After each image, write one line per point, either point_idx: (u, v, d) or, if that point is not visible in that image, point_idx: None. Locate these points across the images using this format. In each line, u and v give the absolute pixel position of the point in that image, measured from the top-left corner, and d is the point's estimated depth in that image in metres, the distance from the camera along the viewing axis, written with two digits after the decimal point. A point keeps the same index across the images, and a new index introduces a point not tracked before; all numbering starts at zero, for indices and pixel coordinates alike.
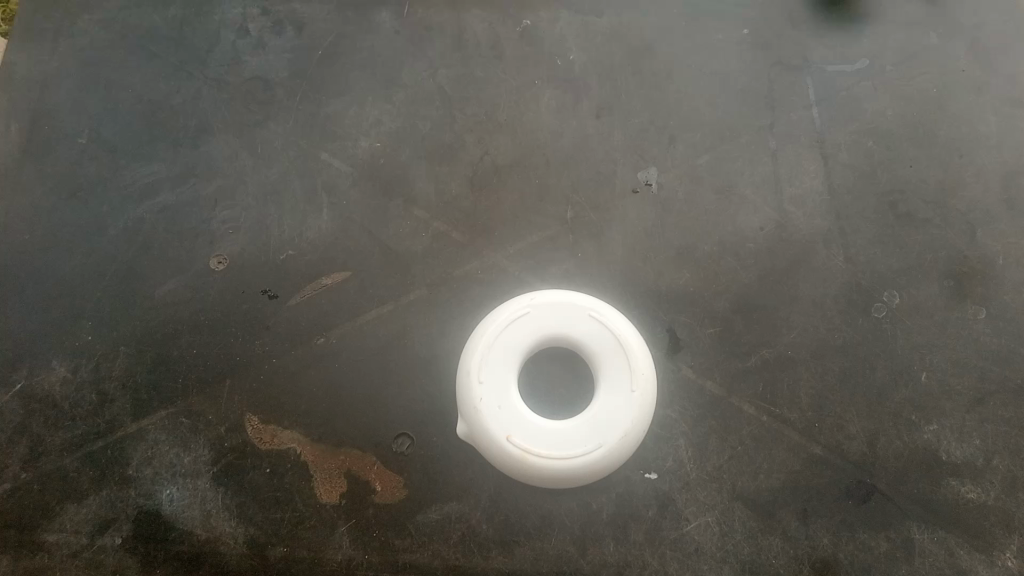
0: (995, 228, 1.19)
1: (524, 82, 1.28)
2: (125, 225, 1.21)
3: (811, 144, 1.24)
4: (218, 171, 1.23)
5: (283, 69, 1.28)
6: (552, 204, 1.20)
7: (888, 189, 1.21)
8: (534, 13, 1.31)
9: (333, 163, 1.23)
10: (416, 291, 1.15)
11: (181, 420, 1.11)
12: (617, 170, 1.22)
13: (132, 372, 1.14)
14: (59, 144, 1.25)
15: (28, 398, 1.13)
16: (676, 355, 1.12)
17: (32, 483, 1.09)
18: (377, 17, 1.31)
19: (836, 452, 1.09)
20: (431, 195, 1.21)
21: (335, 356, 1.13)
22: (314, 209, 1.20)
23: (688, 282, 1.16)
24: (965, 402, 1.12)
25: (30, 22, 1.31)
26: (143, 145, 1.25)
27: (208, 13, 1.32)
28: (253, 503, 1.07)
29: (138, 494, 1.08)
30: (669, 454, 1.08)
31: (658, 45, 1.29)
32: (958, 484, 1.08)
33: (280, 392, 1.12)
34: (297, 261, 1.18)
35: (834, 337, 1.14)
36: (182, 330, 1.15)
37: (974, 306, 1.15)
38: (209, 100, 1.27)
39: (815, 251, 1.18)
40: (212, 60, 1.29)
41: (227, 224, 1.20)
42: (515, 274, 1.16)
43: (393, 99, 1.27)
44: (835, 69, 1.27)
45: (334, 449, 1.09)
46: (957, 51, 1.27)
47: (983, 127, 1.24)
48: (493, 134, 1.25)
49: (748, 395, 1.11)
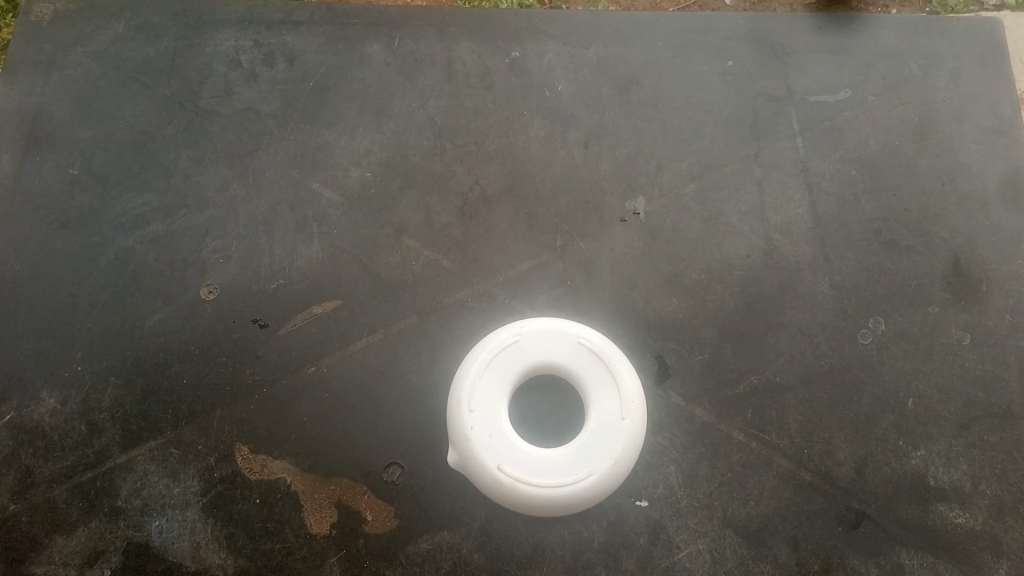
0: (978, 254, 1.20)
1: (514, 112, 1.29)
2: (117, 255, 1.21)
3: (796, 172, 1.25)
4: (210, 201, 1.24)
5: (275, 101, 1.30)
6: (541, 232, 1.21)
7: (872, 216, 1.23)
8: (522, 44, 1.33)
9: (324, 193, 1.24)
10: (407, 320, 1.16)
11: (171, 450, 1.11)
12: (605, 199, 1.23)
13: (121, 402, 1.14)
14: (50, 175, 1.25)
15: (17, 430, 1.12)
16: (665, 382, 1.13)
17: (20, 516, 1.08)
18: (368, 48, 1.33)
19: (826, 478, 1.09)
20: (422, 224, 1.22)
21: (327, 384, 1.13)
22: (304, 239, 1.21)
23: (676, 310, 1.17)
24: (952, 428, 1.12)
25: (24, 54, 1.32)
26: (135, 175, 1.26)
27: (200, 44, 1.33)
28: (243, 534, 1.07)
29: (128, 526, 1.08)
30: (659, 481, 1.08)
31: (645, 76, 1.31)
32: (946, 509, 1.08)
33: (271, 421, 1.12)
34: (288, 290, 1.18)
35: (822, 363, 1.15)
36: (173, 360, 1.15)
37: (960, 332, 1.16)
38: (202, 131, 1.28)
39: (801, 278, 1.19)
40: (205, 91, 1.31)
41: (218, 254, 1.21)
42: (505, 301, 1.17)
43: (383, 129, 1.28)
44: (819, 99, 1.29)
45: (324, 479, 1.09)
46: (938, 82, 1.30)
47: (966, 155, 1.26)
48: (483, 163, 1.26)
49: (737, 421, 1.11)
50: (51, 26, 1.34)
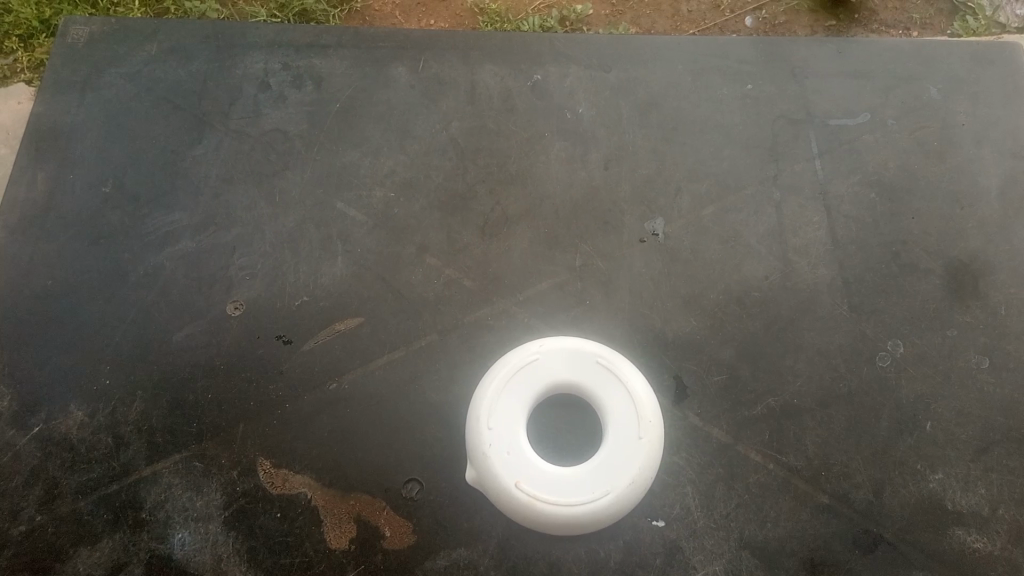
0: (997, 278, 1.20)
1: (535, 134, 1.31)
2: (146, 271, 1.24)
3: (815, 194, 1.26)
4: (237, 220, 1.27)
5: (301, 122, 1.33)
6: (560, 253, 1.23)
7: (891, 239, 1.23)
8: (544, 67, 1.35)
9: (348, 212, 1.27)
10: (427, 338, 1.18)
11: (195, 463, 1.13)
12: (624, 220, 1.24)
13: (148, 416, 1.16)
14: (82, 193, 1.29)
15: (45, 441, 1.15)
16: (682, 402, 1.13)
17: (48, 526, 1.11)
18: (393, 71, 1.36)
19: (843, 501, 1.09)
20: (443, 244, 1.24)
21: (348, 400, 1.15)
22: (328, 256, 1.24)
23: (694, 331, 1.18)
24: (971, 452, 1.12)
25: (60, 76, 1.36)
26: (164, 193, 1.29)
27: (230, 67, 1.37)
28: (264, 547, 1.08)
29: (152, 538, 1.10)
30: (676, 501, 1.09)
31: (664, 99, 1.33)
32: (965, 535, 1.08)
33: (293, 436, 1.14)
34: (311, 307, 1.21)
35: (840, 385, 1.15)
36: (198, 374, 1.18)
37: (979, 355, 1.16)
38: (230, 151, 1.31)
39: (819, 300, 1.20)
40: (233, 112, 1.34)
41: (244, 271, 1.23)
42: (524, 320, 1.18)
43: (406, 150, 1.31)
44: (838, 123, 1.30)
45: (344, 494, 1.11)
46: (958, 106, 1.31)
47: (985, 179, 1.26)
48: (503, 184, 1.28)
49: (754, 442, 1.12)
50: (86, 48, 1.38)
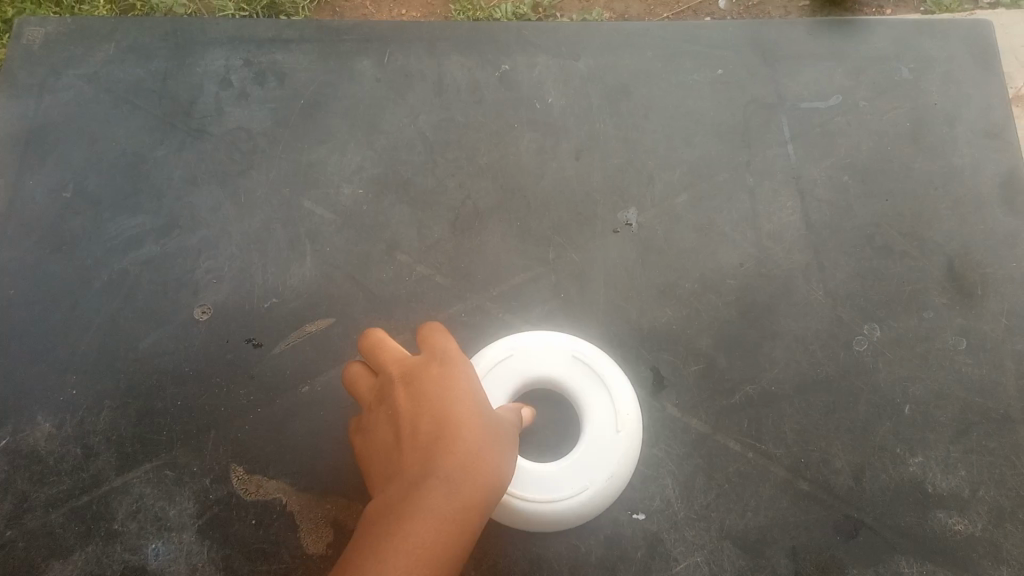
0: (973, 258, 1.20)
1: (505, 125, 1.29)
2: (110, 277, 1.21)
3: (788, 179, 1.25)
4: (203, 222, 1.24)
5: (265, 119, 1.30)
6: (533, 246, 1.21)
7: (865, 222, 1.22)
8: (512, 57, 1.33)
9: (316, 211, 1.24)
10: (400, 336, 1.16)
11: (167, 472, 1.11)
12: (597, 211, 1.23)
13: (117, 425, 1.14)
14: (42, 198, 1.25)
15: (13, 454, 1.12)
16: (660, 394, 1.12)
17: (18, 541, 1.09)
18: (359, 64, 1.33)
19: (824, 486, 1.09)
20: (414, 240, 1.22)
21: (322, 402, 1.13)
22: (297, 257, 1.22)
23: (671, 321, 1.17)
24: (949, 434, 1.12)
25: (16, 79, 1.32)
26: (127, 196, 1.26)
27: (191, 64, 1.33)
28: (239, 555, 1.07)
29: (124, 549, 1.08)
30: (656, 493, 1.08)
31: (635, 86, 1.31)
32: (945, 517, 1.08)
33: (266, 441, 1.12)
34: (282, 309, 1.18)
35: (818, 371, 1.15)
36: (167, 381, 1.15)
37: (956, 336, 1.16)
38: (193, 151, 1.28)
39: (795, 285, 1.19)
40: (196, 111, 1.31)
41: (211, 274, 1.21)
42: (498, 316, 1.17)
43: (374, 145, 1.28)
44: (810, 105, 1.29)
45: (320, 498, 1.09)
46: (930, 85, 1.30)
47: (958, 158, 1.25)
48: (474, 177, 1.26)
49: (733, 431, 1.11)
50: (42, 49, 1.34)
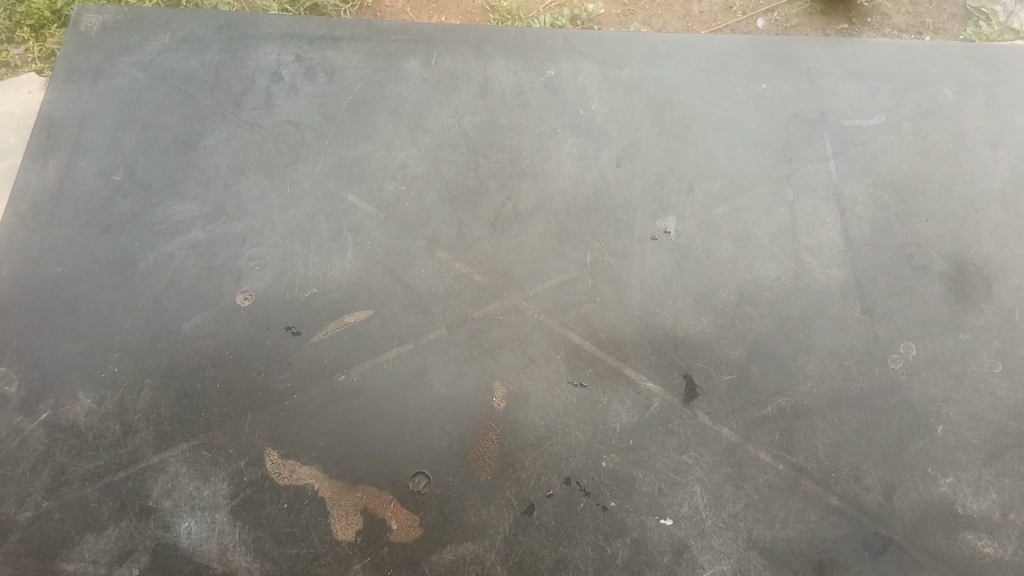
0: (1011, 282, 1.20)
1: (548, 130, 1.31)
2: (156, 260, 1.24)
3: (828, 195, 1.25)
4: (249, 210, 1.26)
5: (313, 113, 1.33)
6: (572, 250, 1.22)
7: (904, 241, 1.22)
8: (557, 63, 1.35)
9: (359, 205, 1.26)
10: (437, 331, 1.18)
11: (203, 453, 1.13)
12: (636, 218, 1.24)
13: (156, 404, 1.16)
14: (93, 180, 1.28)
15: (53, 427, 1.15)
16: (693, 402, 1.14)
17: (54, 512, 1.11)
18: (407, 64, 1.36)
19: (852, 502, 1.10)
20: (454, 238, 1.24)
21: (357, 393, 1.15)
22: (339, 249, 1.24)
23: (706, 330, 1.17)
24: (982, 456, 1.12)
25: (74, 64, 1.36)
26: (176, 182, 1.28)
27: (244, 57, 1.36)
28: (270, 538, 1.09)
29: (158, 527, 1.10)
30: (684, 500, 1.10)
31: (678, 96, 1.32)
32: (974, 539, 1.08)
33: (300, 427, 1.14)
34: (321, 298, 1.20)
35: (851, 387, 1.15)
36: (207, 363, 1.17)
37: (991, 359, 1.16)
38: (242, 142, 1.31)
39: (831, 300, 1.19)
40: (246, 103, 1.33)
41: (254, 262, 1.23)
42: (535, 317, 1.18)
43: (418, 143, 1.30)
44: (853, 123, 1.30)
45: (351, 486, 1.11)
46: (973, 108, 1.30)
47: (999, 183, 1.26)
48: (516, 179, 1.28)
49: (763, 443, 1.12)
50: (99, 37, 1.38)
